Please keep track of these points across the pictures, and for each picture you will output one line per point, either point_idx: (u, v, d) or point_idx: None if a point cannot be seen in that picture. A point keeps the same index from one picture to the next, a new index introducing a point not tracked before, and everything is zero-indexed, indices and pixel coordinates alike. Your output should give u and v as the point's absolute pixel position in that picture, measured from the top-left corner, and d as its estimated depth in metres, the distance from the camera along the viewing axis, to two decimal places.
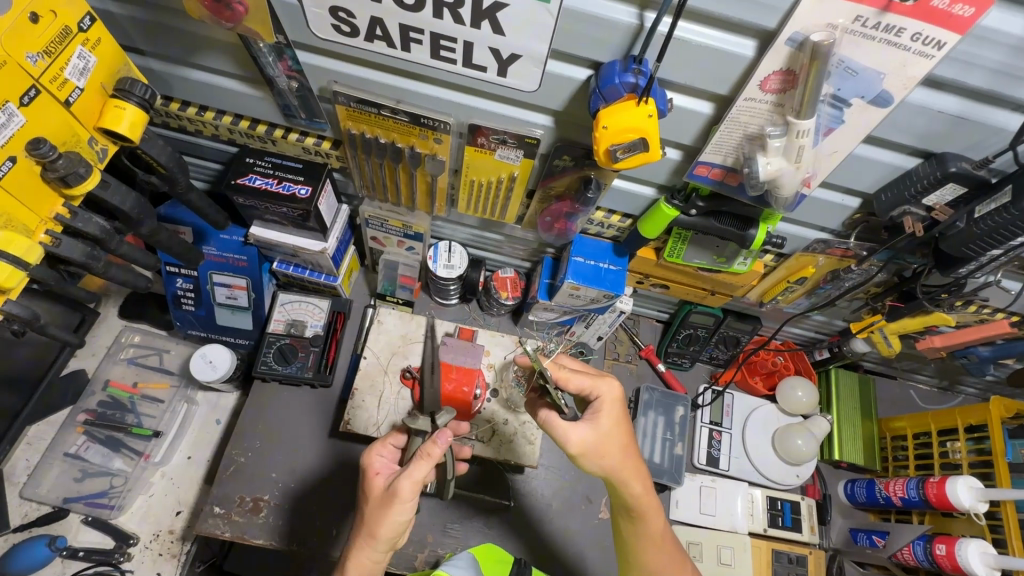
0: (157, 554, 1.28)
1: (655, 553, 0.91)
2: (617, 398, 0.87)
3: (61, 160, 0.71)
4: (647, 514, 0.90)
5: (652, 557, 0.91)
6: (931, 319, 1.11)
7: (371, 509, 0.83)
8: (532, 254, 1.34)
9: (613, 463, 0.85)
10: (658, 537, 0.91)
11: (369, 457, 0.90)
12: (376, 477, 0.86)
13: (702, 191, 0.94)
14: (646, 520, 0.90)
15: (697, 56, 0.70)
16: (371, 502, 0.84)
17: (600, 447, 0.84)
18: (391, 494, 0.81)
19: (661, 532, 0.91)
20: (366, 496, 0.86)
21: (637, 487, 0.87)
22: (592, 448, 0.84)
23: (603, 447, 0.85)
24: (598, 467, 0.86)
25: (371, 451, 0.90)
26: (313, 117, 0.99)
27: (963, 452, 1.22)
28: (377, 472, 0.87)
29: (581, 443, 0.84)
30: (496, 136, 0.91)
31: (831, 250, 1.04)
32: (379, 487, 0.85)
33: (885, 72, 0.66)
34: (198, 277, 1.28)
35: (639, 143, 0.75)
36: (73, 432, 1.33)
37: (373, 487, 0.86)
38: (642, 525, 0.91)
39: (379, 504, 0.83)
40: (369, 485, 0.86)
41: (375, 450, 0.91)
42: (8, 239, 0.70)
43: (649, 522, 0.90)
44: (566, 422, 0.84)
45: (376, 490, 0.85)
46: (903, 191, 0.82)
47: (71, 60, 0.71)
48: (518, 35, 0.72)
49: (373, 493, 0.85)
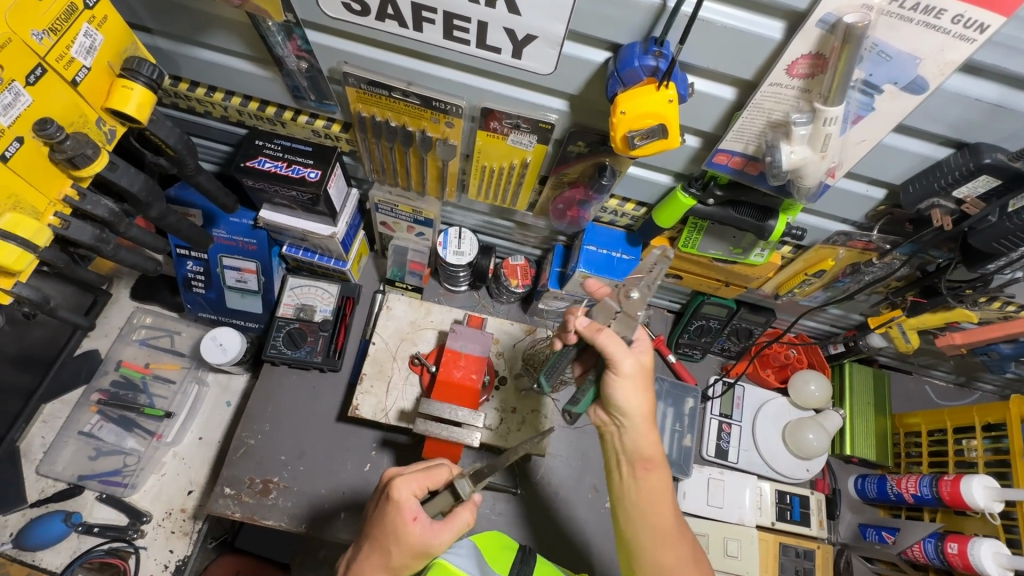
0: (170, 532, 1.31)
1: (662, 512, 0.86)
2: (647, 364, 0.87)
3: (68, 141, 0.69)
4: (656, 463, 0.88)
5: (659, 515, 0.86)
6: (952, 315, 1.07)
7: (400, 552, 0.79)
8: (543, 241, 1.32)
9: (635, 399, 0.86)
10: (657, 497, 0.86)
11: (406, 497, 0.80)
12: (416, 526, 0.79)
13: (721, 179, 0.91)
14: (654, 473, 0.87)
15: (723, 38, 0.67)
16: (401, 546, 0.79)
17: (637, 376, 0.85)
18: (425, 548, 0.80)
19: (664, 492, 0.87)
20: (397, 537, 0.79)
21: (652, 432, 0.88)
22: (631, 375, 0.84)
23: (643, 381, 0.86)
24: (622, 401, 0.85)
25: (407, 490, 0.81)
26: (323, 98, 0.97)
27: (979, 451, 1.20)
28: (414, 517, 0.80)
29: (630, 365, 0.83)
30: (509, 120, 0.89)
31: (852, 243, 1.00)
32: (416, 536, 0.79)
33: (921, 57, 0.62)
34: (208, 260, 1.28)
35: (659, 130, 0.72)
36: (87, 410, 1.35)
37: (408, 533, 0.79)
38: (652, 478, 0.87)
39: (409, 549, 0.79)
40: (402, 529, 0.79)
41: (410, 488, 0.81)
42: (16, 221, 0.69)
43: (657, 475, 0.87)
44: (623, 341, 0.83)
45: (413, 538, 0.79)
46: (932, 182, 0.79)
47: (77, 38, 0.70)
48: (536, 15, 0.70)
49: (406, 539, 0.79)
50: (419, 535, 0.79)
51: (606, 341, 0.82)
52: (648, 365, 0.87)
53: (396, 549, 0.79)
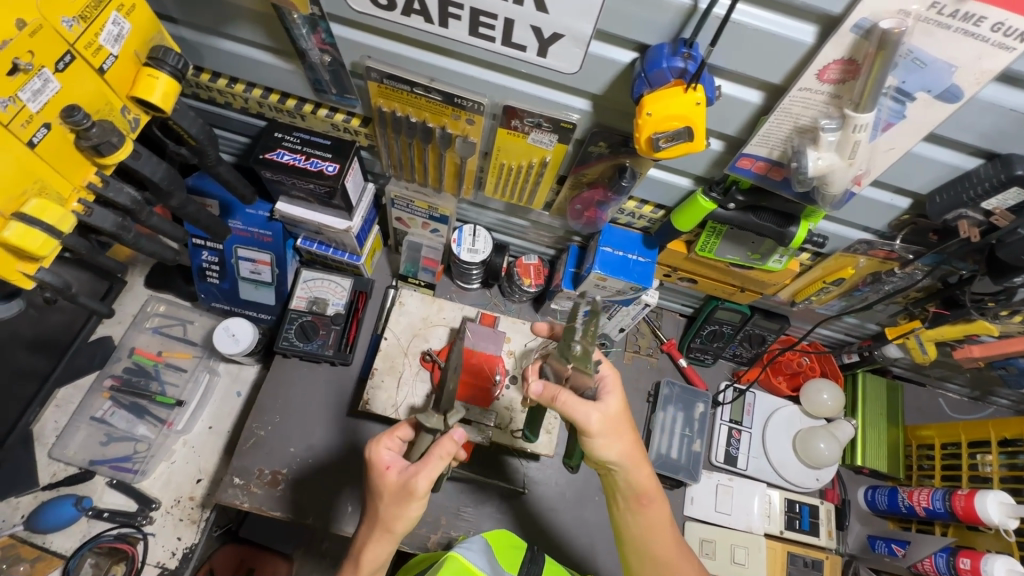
0: (178, 520, 1.32)
1: (662, 543, 0.88)
2: (616, 410, 0.83)
3: (94, 129, 0.70)
4: (653, 501, 0.88)
5: (661, 545, 0.88)
6: (972, 328, 1.04)
7: (386, 502, 0.81)
8: (557, 241, 1.31)
9: (616, 451, 0.83)
10: (656, 530, 0.88)
11: (377, 450, 0.84)
12: (389, 472, 0.82)
13: (743, 183, 0.90)
14: (650, 509, 0.88)
15: (754, 41, 0.66)
16: (385, 495, 0.81)
17: (612, 427, 0.82)
18: (406, 489, 0.80)
19: (662, 524, 0.89)
20: (379, 490, 0.82)
21: (643, 470, 0.86)
22: (605, 429, 0.82)
23: (616, 429, 0.83)
24: (608, 453, 0.83)
25: (379, 443, 0.84)
26: (344, 92, 0.97)
27: (994, 466, 1.19)
28: (389, 466, 0.82)
29: (599, 424, 0.81)
30: (530, 119, 0.88)
31: (874, 252, 0.99)
32: (394, 481, 0.81)
33: (958, 65, 0.61)
34: (223, 251, 1.28)
35: (684, 133, 0.71)
36: (100, 396, 1.36)
37: (386, 481, 0.82)
38: (647, 513, 0.88)
39: (396, 498, 0.81)
40: (381, 479, 0.82)
41: (382, 441, 0.85)
42: (43, 206, 0.69)
43: (653, 510, 0.88)
44: (582, 403, 0.80)
45: (391, 484, 0.81)
46: (960, 193, 0.78)
47: (106, 26, 0.70)
48: (563, 13, 0.69)
49: (385, 486, 0.81)
50: (396, 479, 0.81)
51: (567, 405, 0.81)
52: (619, 409, 0.84)
53: (381, 502, 0.82)
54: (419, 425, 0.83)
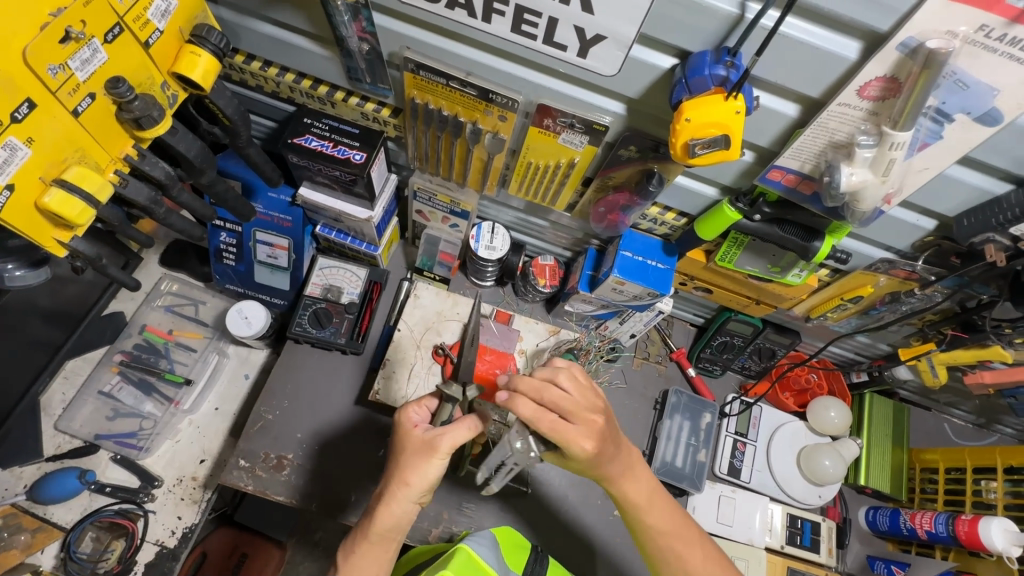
0: (179, 499, 1.31)
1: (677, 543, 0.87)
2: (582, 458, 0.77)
3: (136, 101, 0.70)
4: (649, 507, 0.87)
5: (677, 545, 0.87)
6: (986, 354, 1.06)
7: (408, 458, 0.83)
8: (575, 243, 1.32)
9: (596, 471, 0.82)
10: (666, 529, 0.87)
11: (405, 411, 0.87)
12: (416, 429, 0.85)
13: (770, 196, 0.91)
14: (654, 511, 0.87)
15: (796, 54, 0.66)
16: (408, 450, 0.84)
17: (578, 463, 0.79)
18: (428, 446, 0.82)
19: (670, 523, 0.87)
20: (403, 445, 0.85)
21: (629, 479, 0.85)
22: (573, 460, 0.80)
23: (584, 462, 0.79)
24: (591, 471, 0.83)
25: (407, 406, 0.88)
26: (378, 81, 0.97)
27: (998, 493, 1.19)
28: (415, 425, 0.85)
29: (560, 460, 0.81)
30: (563, 119, 0.88)
31: (895, 272, 1.00)
32: (419, 437, 0.83)
33: (1000, 88, 0.62)
34: (242, 233, 1.28)
35: (721, 140, 0.72)
36: (108, 370, 1.36)
37: (412, 437, 0.84)
38: (649, 517, 0.87)
39: (417, 453, 0.83)
40: (407, 435, 0.85)
41: (410, 405, 0.89)
42: (83, 174, 0.69)
43: (655, 512, 0.87)
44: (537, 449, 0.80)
45: (415, 440, 0.84)
46: (989, 217, 0.78)
47: (155, 1, 0.70)
48: (609, 15, 0.70)
49: (410, 441, 0.84)
50: (422, 435, 0.83)
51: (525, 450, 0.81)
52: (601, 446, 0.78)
53: (404, 457, 0.84)
54: (442, 392, 0.87)
